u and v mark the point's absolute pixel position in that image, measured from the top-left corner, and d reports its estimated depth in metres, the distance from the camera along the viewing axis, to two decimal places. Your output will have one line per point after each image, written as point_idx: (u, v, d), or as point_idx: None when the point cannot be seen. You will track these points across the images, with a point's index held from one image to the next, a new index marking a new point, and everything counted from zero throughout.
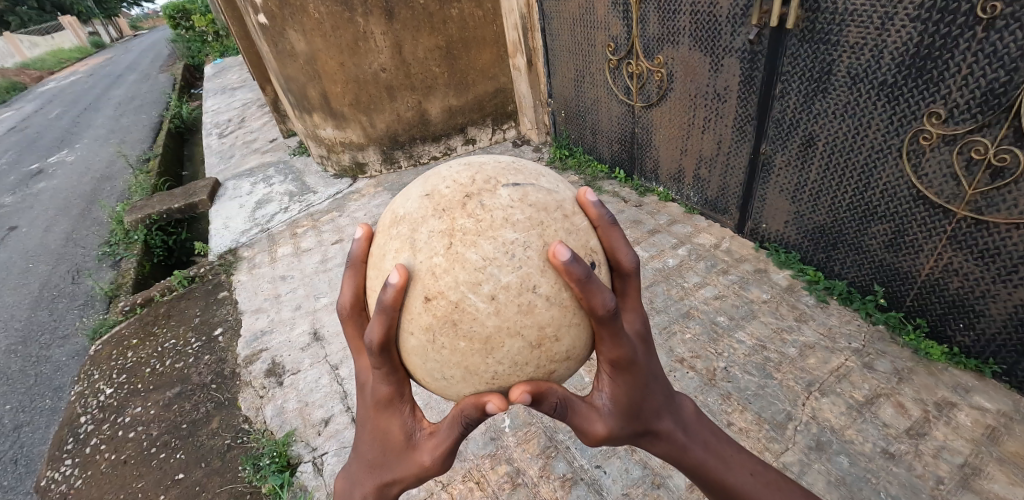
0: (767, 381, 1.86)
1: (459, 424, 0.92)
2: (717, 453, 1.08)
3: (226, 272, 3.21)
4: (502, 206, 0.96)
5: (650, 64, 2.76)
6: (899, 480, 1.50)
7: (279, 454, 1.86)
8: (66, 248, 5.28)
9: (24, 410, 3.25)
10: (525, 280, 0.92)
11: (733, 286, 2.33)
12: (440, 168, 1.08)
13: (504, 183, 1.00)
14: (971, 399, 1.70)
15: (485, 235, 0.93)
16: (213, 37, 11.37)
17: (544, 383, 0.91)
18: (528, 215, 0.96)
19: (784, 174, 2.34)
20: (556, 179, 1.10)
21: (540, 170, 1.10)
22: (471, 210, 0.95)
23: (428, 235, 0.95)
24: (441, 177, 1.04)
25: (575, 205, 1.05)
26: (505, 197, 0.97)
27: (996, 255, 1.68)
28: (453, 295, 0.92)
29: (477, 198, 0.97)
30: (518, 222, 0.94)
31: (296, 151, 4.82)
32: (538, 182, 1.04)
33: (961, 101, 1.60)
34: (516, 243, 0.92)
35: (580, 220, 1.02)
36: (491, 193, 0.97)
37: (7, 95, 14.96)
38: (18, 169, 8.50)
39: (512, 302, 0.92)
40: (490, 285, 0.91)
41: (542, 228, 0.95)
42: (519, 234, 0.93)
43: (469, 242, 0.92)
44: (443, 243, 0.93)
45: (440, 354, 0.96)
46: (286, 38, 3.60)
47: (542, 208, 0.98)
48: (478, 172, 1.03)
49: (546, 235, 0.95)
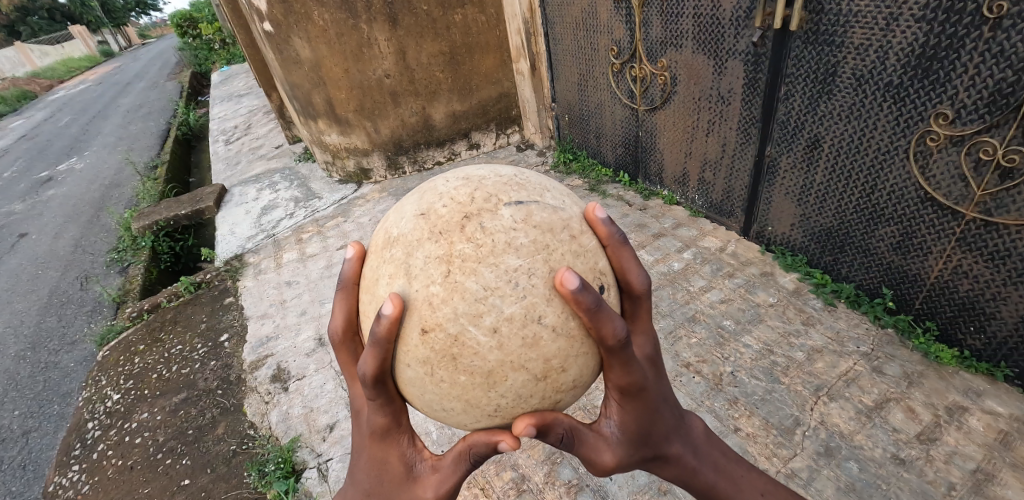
0: (775, 385, 1.84)
1: (466, 460, 0.94)
2: (727, 474, 1.07)
3: (232, 278, 3.22)
4: (504, 228, 0.95)
5: (653, 68, 2.76)
6: (909, 487, 1.48)
7: (284, 460, 1.86)
8: (74, 254, 5.33)
9: (34, 416, 3.28)
10: (529, 311, 0.91)
11: (739, 290, 2.32)
12: (438, 182, 1.08)
13: (506, 202, 0.99)
14: (983, 403, 1.68)
15: (487, 261, 0.92)
16: (222, 45, 11.67)
17: (550, 415, 0.91)
18: (531, 238, 0.95)
19: (790, 176, 2.32)
20: (560, 193, 1.10)
21: (544, 184, 1.10)
22: (471, 234, 0.94)
23: (425, 260, 0.95)
24: (438, 193, 1.04)
25: (582, 223, 1.05)
26: (508, 217, 0.96)
27: (1006, 256, 1.66)
28: (452, 327, 0.91)
29: (476, 219, 0.96)
30: (521, 246, 0.93)
31: (302, 157, 4.86)
32: (543, 199, 1.04)
33: (969, 101, 1.59)
34: (519, 269, 0.92)
35: (587, 239, 1.02)
36: (492, 213, 0.97)
37: (19, 103, 15.20)
38: (28, 176, 8.62)
39: (515, 335, 0.91)
40: (492, 317, 0.91)
41: (547, 252, 0.95)
42: (522, 259, 0.93)
43: (469, 269, 0.92)
44: (440, 270, 0.93)
45: (439, 387, 0.97)
46: (291, 46, 3.63)
47: (546, 229, 0.98)
48: (478, 188, 1.02)
49: (551, 260, 0.95)
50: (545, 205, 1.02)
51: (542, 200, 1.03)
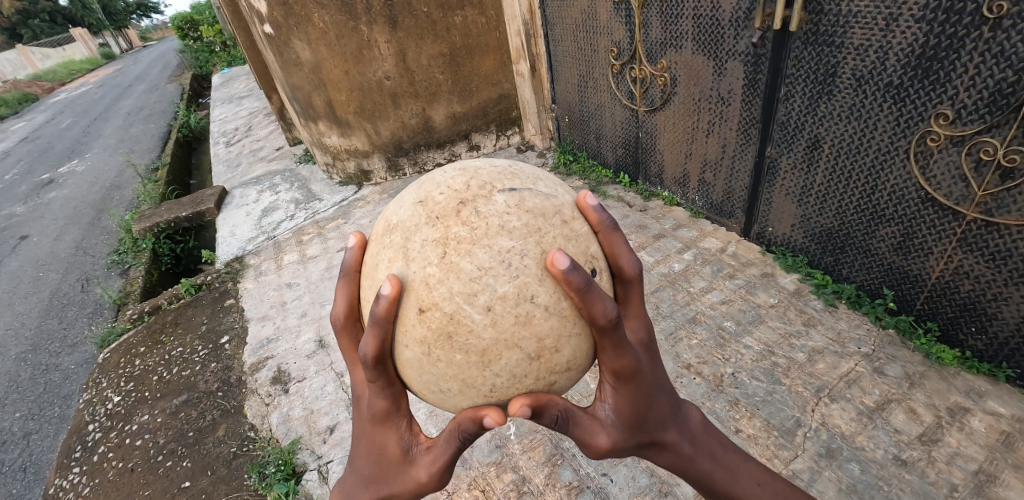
0: (776, 386, 1.83)
1: (456, 438, 0.92)
2: (724, 464, 1.07)
3: (232, 280, 3.23)
4: (498, 213, 0.95)
5: (652, 68, 2.76)
6: (911, 488, 1.47)
7: (284, 462, 1.86)
8: (75, 257, 5.34)
9: (34, 418, 3.29)
10: (522, 290, 0.91)
11: (739, 290, 2.31)
12: (436, 174, 1.07)
13: (499, 189, 0.99)
14: (984, 404, 1.67)
15: (481, 243, 0.92)
16: (223, 47, 11.71)
17: (544, 395, 0.91)
18: (525, 222, 0.95)
19: (790, 177, 2.32)
20: (554, 183, 1.10)
21: (538, 174, 1.10)
22: (466, 218, 0.94)
23: (422, 244, 0.95)
24: (436, 182, 1.03)
25: (573, 210, 1.05)
26: (501, 203, 0.97)
27: (1008, 257, 1.66)
28: (447, 306, 0.91)
29: (471, 204, 0.96)
30: (514, 230, 0.94)
31: (302, 159, 4.87)
32: (536, 186, 1.04)
33: (970, 101, 1.58)
34: (512, 251, 0.92)
35: (579, 224, 1.02)
36: (486, 199, 0.97)
37: (21, 107, 15.28)
38: (30, 179, 8.64)
39: (509, 313, 0.91)
40: (486, 296, 0.91)
41: (539, 235, 0.95)
42: (516, 241, 0.93)
43: (463, 251, 0.92)
44: (436, 252, 0.93)
45: (436, 367, 0.96)
46: (291, 48, 3.65)
47: (540, 214, 0.98)
48: (473, 177, 1.02)
49: (543, 242, 0.94)
50: (537, 191, 1.02)
51: (537, 188, 1.03)
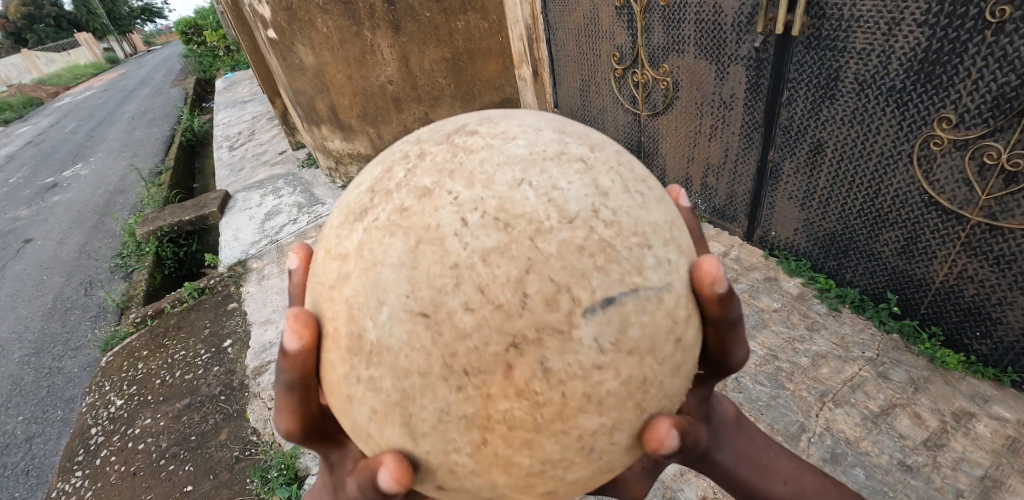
0: (778, 391, 1.83)
1: None
2: (755, 468, 0.98)
3: (235, 284, 3.24)
4: (578, 374, 0.59)
5: (655, 73, 2.77)
6: (917, 494, 1.46)
7: (287, 466, 1.85)
8: (79, 260, 5.36)
9: (37, 422, 3.30)
10: (598, 469, 0.69)
11: (743, 295, 2.31)
12: (449, 226, 0.61)
13: (583, 310, 0.58)
14: (990, 409, 1.67)
15: (551, 429, 0.61)
16: (224, 52, 11.47)
17: None
18: (621, 380, 0.61)
19: (792, 181, 2.32)
20: (663, 249, 0.67)
21: (639, 233, 0.66)
22: (528, 387, 0.58)
23: (447, 424, 0.61)
24: (458, 274, 0.58)
25: (690, 295, 0.69)
26: (587, 350, 0.59)
27: (1012, 261, 1.65)
28: (485, 489, 0.69)
29: (534, 360, 0.57)
30: (605, 399, 0.61)
31: (306, 162, 4.88)
32: (637, 286, 0.62)
33: (973, 106, 1.59)
34: (599, 433, 0.63)
35: (692, 330, 0.70)
36: (562, 345, 0.58)
37: (26, 110, 15.40)
38: (34, 183, 8.68)
39: (573, 487, 0.71)
40: (546, 484, 0.68)
41: (642, 391, 0.64)
42: (605, 420, 0.62)
43: (520, 442, 0.61)
44: (473, 438, 0.61)
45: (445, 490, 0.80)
46: (293, 53, 3.71)
47: (641, 356, 0.62)
48: (532, 273, 0.58)
49: (643, 402, 0.65)
50: (639, 287, 0.62)
51: (641, 276, 0.63)
